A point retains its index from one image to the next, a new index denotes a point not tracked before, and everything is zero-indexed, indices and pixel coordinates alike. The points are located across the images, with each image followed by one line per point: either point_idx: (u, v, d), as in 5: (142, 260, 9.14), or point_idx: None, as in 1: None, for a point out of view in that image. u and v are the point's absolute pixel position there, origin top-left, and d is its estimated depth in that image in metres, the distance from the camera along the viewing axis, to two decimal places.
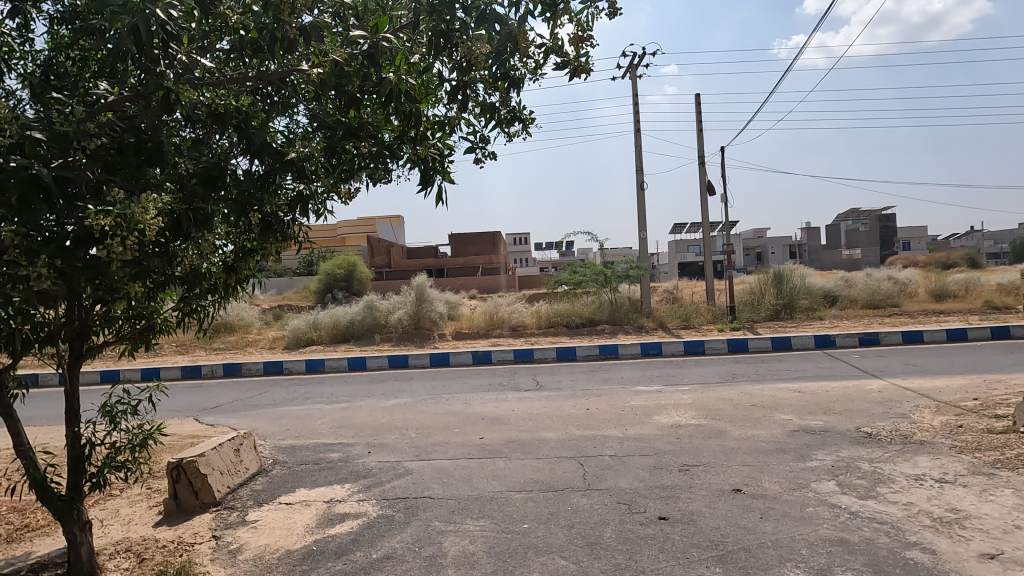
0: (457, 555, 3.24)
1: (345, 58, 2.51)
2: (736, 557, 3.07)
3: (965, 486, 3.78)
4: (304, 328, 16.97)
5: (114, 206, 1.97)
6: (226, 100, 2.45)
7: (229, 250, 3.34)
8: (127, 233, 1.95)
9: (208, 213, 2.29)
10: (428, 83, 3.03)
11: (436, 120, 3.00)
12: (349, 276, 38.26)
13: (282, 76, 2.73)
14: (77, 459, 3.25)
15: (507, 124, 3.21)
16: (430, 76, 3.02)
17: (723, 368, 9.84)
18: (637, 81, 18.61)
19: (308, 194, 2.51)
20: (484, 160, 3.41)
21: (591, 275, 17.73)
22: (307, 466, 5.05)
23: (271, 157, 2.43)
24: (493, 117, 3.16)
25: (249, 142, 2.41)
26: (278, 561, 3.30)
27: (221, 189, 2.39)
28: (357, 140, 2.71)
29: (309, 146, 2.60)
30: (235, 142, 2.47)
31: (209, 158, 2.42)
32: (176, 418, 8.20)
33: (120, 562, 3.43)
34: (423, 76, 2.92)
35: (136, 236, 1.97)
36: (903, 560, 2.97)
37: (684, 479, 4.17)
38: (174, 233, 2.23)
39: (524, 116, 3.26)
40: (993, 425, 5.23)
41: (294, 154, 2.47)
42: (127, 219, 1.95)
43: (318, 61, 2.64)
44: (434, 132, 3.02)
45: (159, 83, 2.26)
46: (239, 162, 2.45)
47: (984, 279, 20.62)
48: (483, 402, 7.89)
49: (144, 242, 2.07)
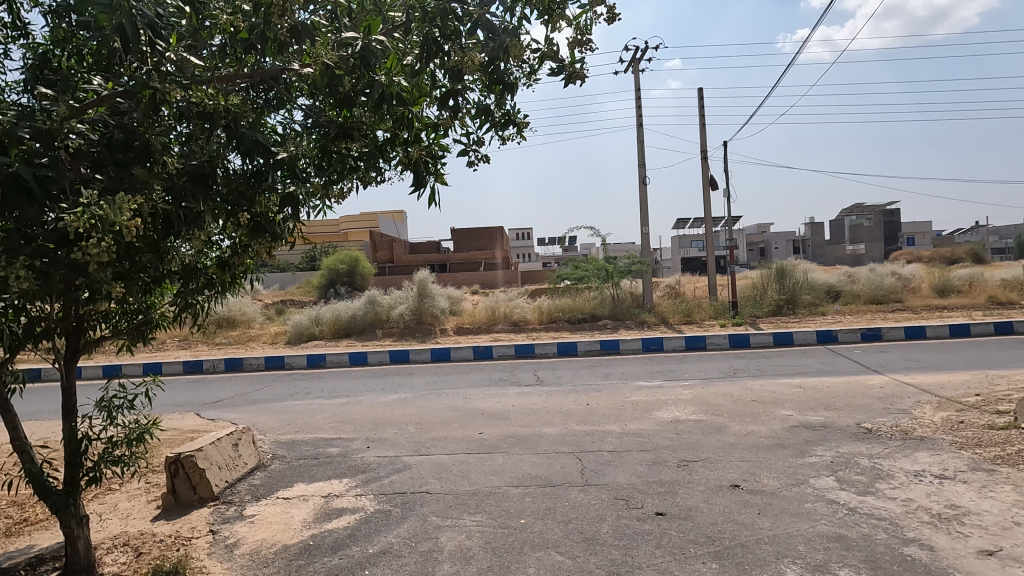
0: (453, 550, 3.24)
1: (336, 60, 2.50)
2: (733, 553, 3.05)
3: (964, 482, 3.76)
4: (305, 323, 17.00)
5: (94, 208, 1.94)
6: (215, 99, 2.47)
7: (225, 247, 3.35)
8: (105, 235, 1.92)
9: (197, 213, 2.28)
10: (423, 84, 3.00)
11: (430, 121, 2.97)
12: (351, 272, 38.26)
13: (275, 75, 2.72)
14: (74, 454, 3.25)
15: (502, 127, 3.18)
16: (425, 77, 3.00)
17: (725, 364, 9.81)
18: (638, 75, 18.53)
19: (298, 194, 2.47)
20: (478, 163, 3.39)
21: (593, 271, 17.71)
22: (306, 461, 5.06)
23: (260, 156, 2.40)
24: (488, 119, 3.11)
25: (239, 140, 2.38)
26: (274, 556, 3.30)
27: (211, 188, 2.35)
28: (350, 141, 2.70)
29: (301, 146, 2.57)
30: (224, 140, 2.44)
31: (199, 155, 2.37)
32: (176, 412, 8.21)
33: (117, 556, 3.44)
34: (417, 78, 2.90)
35: (114, 238, 1.94)
36: (901, 556, 2.95)
37: (682, 474, 4.16)
38: (160, 232, 2.22)
39: (518, 120, 3.23)
40: (994, 421, 5.20)
41: (285, 153, 2.44)
42: (106, 221, 1.92)
43: (311, 62, 2.62)
44: (427, 134, 2.98)
45: (144, 82, 2.22)
46: (229, 160, 2.42)
47: (989, 275, 20.51)
48: (483, 398, 7.88)
49: (126, 242, 2.06)
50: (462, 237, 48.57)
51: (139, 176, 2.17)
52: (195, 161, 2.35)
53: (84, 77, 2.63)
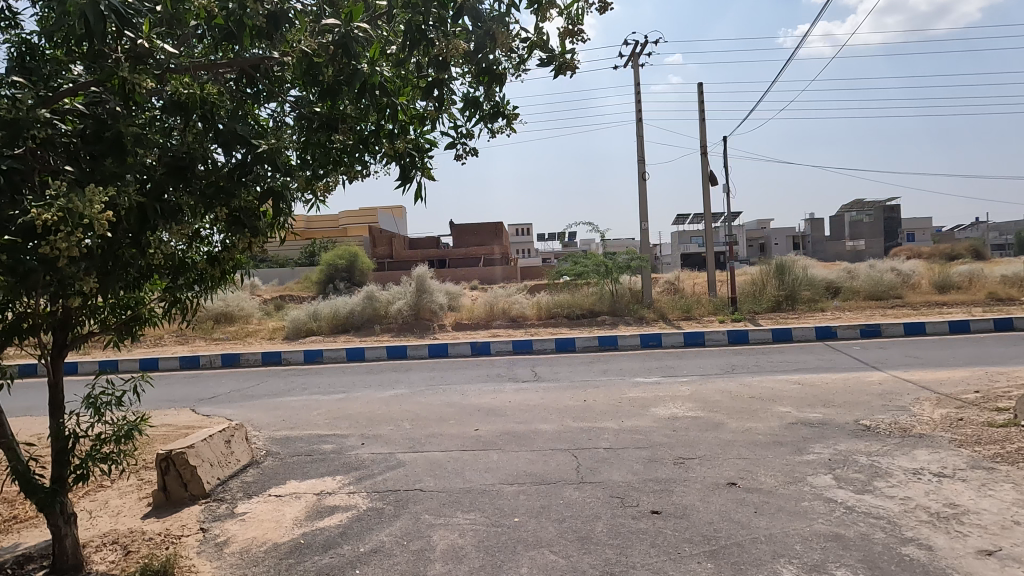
0: (445, 549, 3.20)
1: (314, 48, 2.45)
2: (729, 552, 3.01)
3: (963, 480, 3.72)
4: (303, 318, 16.94)
5: (62, 201, 1.88)
6: (192, 88, 2.43)
7: (216, 242, 3.25)
8: (72, 229, 1.86)
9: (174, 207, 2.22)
10: (410, 74, 2.94)
11: (417, 113, 2.91)
12: (350, 267, 38.21)
13: (256, 64, 2.66)
14: (61, 452, 3.21)
15: (490, 119, 3.12)
16: (412, 67, 2.95)
17: (723, 360, 9.76)
18: (638, 70, 18.45)
19: (280, 188, 2.41)
20: (466, 156, 3.34)
21: (591, 266, 17.66)
22: (300, 458, 5.02)
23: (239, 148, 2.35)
24: (476, 112, 3.05)
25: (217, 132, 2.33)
26: (264, 555, 3.26)
27: (189, 180, 2.30)
28: (334, 132, 2.64)
29: (284, 138, 2.52)
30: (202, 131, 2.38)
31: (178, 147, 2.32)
32: (172, 408, 8.18)
33: (106, 555, 3.40)
34: (402, 68, 2.84)
35: (82, 232, 1.88)
36: (899, 556, 2.91)
37: (678, 472, 4.12)
38: (138, 227, 2.16)
39: (507, 111, 3.17)
40: (993, 418, 5.16)
41: (266, 145, 2.39)
42: (73, 214, 1.86)
43: (291, 50, 2.55)
44: (414, 126, 2.93)
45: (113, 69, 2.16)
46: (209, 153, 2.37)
47: (989, 271, 20.46)
48: (480, 394, 7.84)
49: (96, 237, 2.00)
50: (461, 232, 48.48)
51: (112, 168, 2.11)
52: (174, 153, 2.29)
53: (64, 68, 2.59)
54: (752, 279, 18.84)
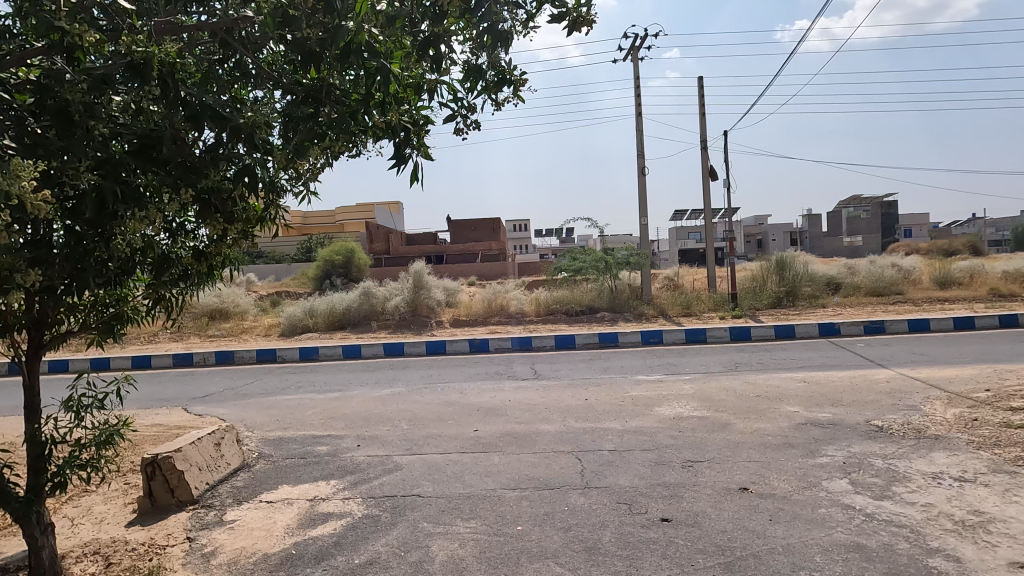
0: (445, 560, 3.02)
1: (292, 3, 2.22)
2: (746, 564, 2.84)
3: (986, 485, 3.56)
4: (299, 315, 16.74)
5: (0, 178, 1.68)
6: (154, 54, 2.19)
7: (202, 235, 3.13)
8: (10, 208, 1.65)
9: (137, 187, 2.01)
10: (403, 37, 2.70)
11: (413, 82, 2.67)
12: (346, 263, 37.96)
13: (231, 29, 2.45)
14: (37, 458, 3.02)
15: (495, 88, 2.87)
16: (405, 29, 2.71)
17: (726, 357, 9.59)
18: (638, 63, 18.24)
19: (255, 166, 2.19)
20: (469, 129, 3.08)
21: (591, 262, 17.50)
22: (293, 460, 4.84)
23: (210, 122, 2.14)
24: (479, 79, 2.80)
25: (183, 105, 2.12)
26: (253, 567, 3.08)
27: (156, 159, 2.08)
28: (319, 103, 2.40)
29: (260, 112, 2.30)
30: (170, 105, 2.17)
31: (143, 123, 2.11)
32: (163, 407, 7.99)
33: (86, 566, 3.22)
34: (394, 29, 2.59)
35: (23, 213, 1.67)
36: (926, 569, 2.75)
37: (688, 476, 3.95)
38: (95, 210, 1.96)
39: (513, 78, 2.91)
40: (1010, 419, 5.00)
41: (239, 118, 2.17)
42: (10, 192, 1.65)
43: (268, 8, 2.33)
44: (408, 95, 2.69)
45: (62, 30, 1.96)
46: (176, 127, 2.15)
47: (990, 267, 20.34)
48: (479, 392, 7.66)
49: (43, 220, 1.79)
50: (459, 228, 48.25)
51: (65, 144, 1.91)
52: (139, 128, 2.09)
53: (28, 42, 2.41)
54: (752, 275, 18.68)
